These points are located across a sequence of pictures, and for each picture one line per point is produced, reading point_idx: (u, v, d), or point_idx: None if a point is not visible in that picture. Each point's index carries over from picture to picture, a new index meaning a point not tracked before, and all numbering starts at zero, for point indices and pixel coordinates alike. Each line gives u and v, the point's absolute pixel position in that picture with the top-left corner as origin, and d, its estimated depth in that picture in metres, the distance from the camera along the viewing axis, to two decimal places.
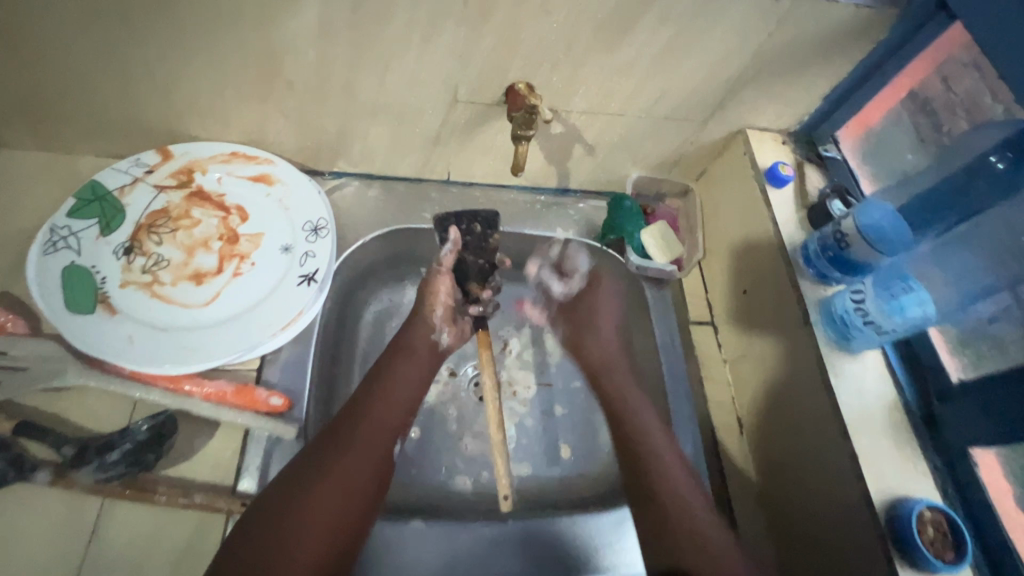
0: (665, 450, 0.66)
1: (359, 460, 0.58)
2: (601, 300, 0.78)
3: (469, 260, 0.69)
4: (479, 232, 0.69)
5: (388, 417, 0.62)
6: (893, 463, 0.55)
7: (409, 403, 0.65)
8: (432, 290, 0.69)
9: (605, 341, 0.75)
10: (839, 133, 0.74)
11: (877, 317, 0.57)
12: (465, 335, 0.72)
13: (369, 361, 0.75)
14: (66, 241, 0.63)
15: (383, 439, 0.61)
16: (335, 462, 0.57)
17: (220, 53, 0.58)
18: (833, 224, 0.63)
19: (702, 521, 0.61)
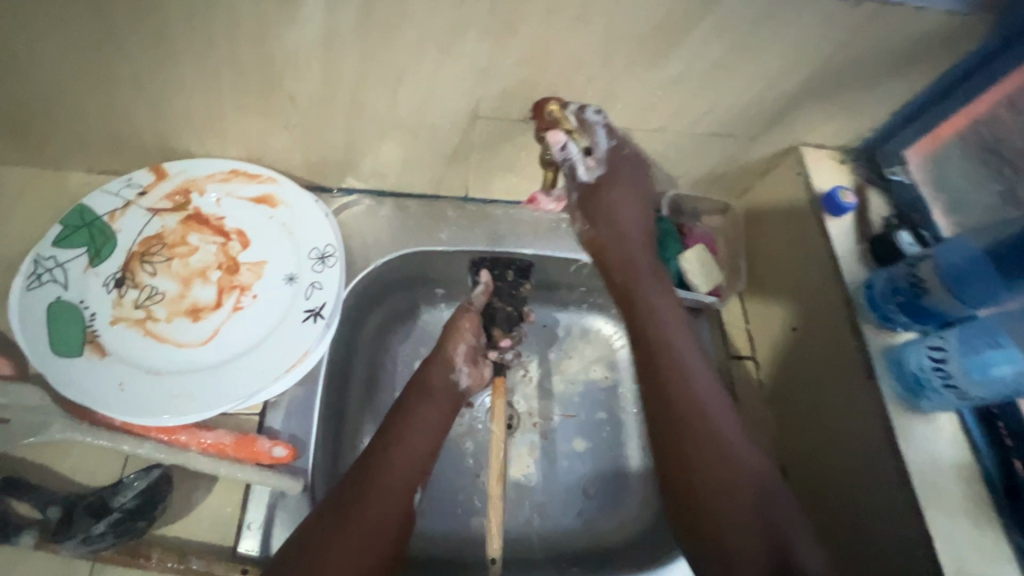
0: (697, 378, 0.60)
1: (383, 507, 0.55)
2: (622, 197, 0.67)
3: (498, 306, 0.71)
4: (511, 279, 0.72)
5: (410, 460, 0.59)
6: (971, 543, 0.49)
7: (432, 445, 0.61)
8: (457, 329, 0.66)
9: (625, 233, 0.68)
10: (908, 153, 0.66)
11: (958, 379, 0.51)
12: (484, 379, 0.68)
13: (379, 406, 0.72)
14: (52, 273, 0.58)
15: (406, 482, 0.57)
16: (358, 511, 0.53)
17: (214, 67, 0.52)
18: (905, 265, 0.56)
19: (735, 456, 0.56)
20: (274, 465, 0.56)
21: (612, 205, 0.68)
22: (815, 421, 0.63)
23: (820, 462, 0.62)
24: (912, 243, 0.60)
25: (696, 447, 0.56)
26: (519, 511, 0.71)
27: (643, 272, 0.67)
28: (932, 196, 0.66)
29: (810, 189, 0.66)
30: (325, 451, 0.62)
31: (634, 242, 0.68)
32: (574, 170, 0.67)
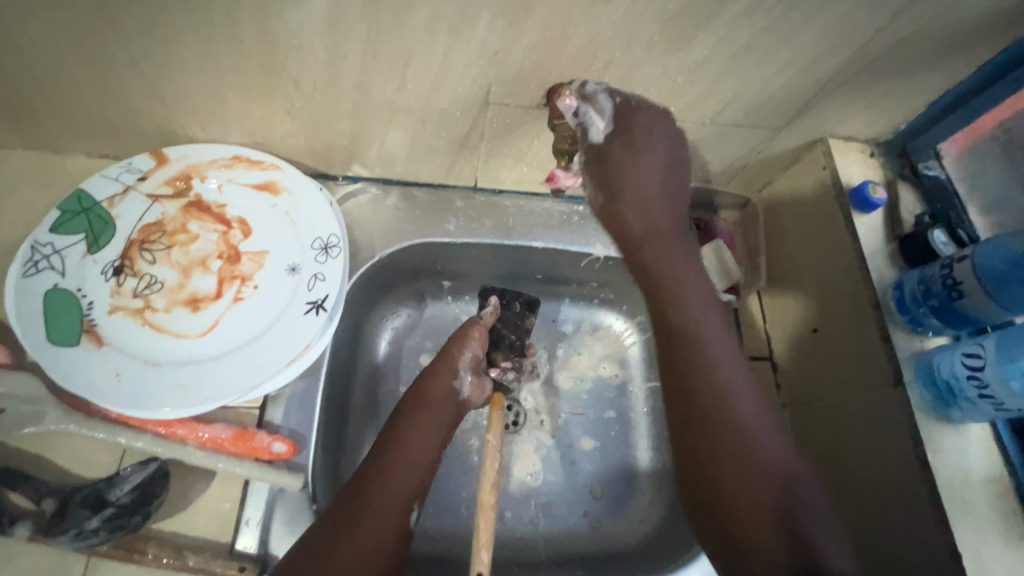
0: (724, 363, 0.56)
1: (376, 529, 0.50)
2: (642, 162, 0.59)
3: (504, 333, 0.67)
4: (517, 311, 0.68)
5: (406, 478, 0.55)
6: (1002, 561, 0.47)
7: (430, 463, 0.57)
8: (464, 338, 0.65)
9: (647, 200, 0.61)
10: (943, 146, 0.63)
11: (995, 390, 0.47)
12: (484, 394, 0.66)
13: (382, 408, 0.71)
14: (49, 260, 0.56)
15: (402, 502, 0.53)
16: (351, 534, 0.49)
17: (214, 48, 0.50)
18: (939, 265, 0.53)
19: (758, 447, 0.51)
20: (273, 461, 0.55)
21: (623, 173, 0.60)
22: (834, 426, 0.60)
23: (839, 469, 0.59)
24: (946, 242, 0.57)
25: (718, 434, 0.52)
26: (522, 510, 0.69)
27: (668, 238, 0.61)
28: (968, 193, 0.63)
29: (837, 184, 0.63)
30: (326, 445, 0.61)
31: (656, 210, 0.61)
32: (586, 132, 0.58)
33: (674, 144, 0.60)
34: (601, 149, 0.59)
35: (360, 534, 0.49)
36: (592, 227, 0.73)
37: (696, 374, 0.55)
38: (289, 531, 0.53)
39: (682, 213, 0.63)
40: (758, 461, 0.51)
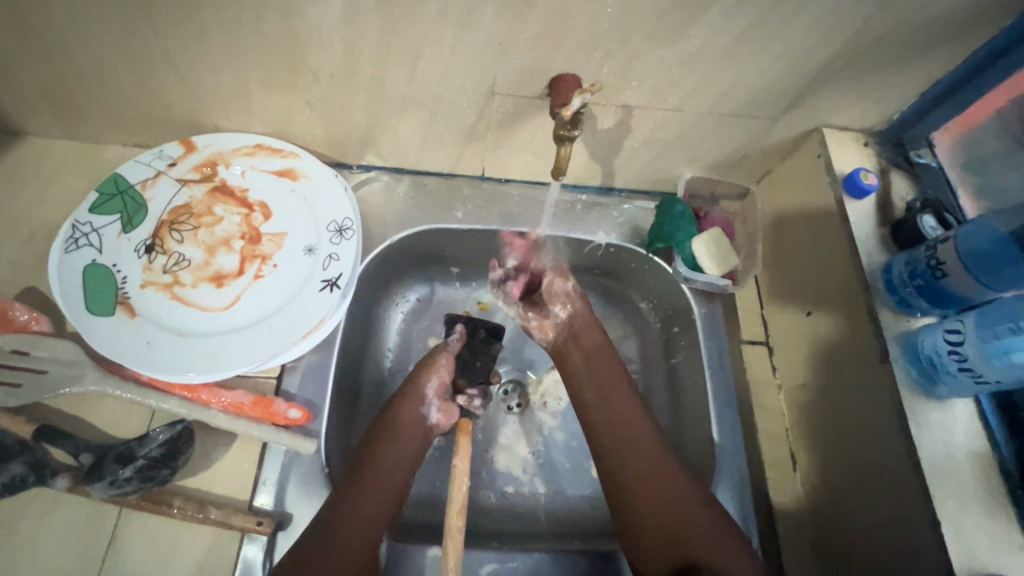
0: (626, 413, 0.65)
1: (350, 552, 0.53)
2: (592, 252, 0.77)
3: (468, 359, 0.71)
4: (482, 338, 0.73)
5: (378, 502, 0.57)
6: (981, 531, 0.49)
7: (397, 491, 0.59)
8: (432, 364, 0.68)
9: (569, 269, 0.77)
10: (936, 136, 0.65)
11: (975, 363, 0.49)
12: (453, 419, 0.67)
13: (391, 385, 0.74)
14: (88, 238, 0.61)
15: (372, 526, 0.55)
16: (327, 555, 0.52)
17: (240, 43, 0.54)
18: (925, 247, 0.56)
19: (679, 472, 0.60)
20: (289, 426, 0.59)
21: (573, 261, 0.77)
22: (826, 406, 0.62)
23: (830, 447, 0.61)
24: (936, 227, 0.59)
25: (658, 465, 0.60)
26: (525, 488, 0.72)
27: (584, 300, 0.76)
28: (959, 180, 0.65)
29: (830, 172, 0.65)
30: (339, 416, 0.65)
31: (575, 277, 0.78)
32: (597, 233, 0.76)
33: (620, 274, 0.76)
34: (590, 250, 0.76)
35: (335, 556, 0.52)
36: (594, 216, 0.76)
37: (623, 436, 0.63)
38: (304, 491, 0.57)
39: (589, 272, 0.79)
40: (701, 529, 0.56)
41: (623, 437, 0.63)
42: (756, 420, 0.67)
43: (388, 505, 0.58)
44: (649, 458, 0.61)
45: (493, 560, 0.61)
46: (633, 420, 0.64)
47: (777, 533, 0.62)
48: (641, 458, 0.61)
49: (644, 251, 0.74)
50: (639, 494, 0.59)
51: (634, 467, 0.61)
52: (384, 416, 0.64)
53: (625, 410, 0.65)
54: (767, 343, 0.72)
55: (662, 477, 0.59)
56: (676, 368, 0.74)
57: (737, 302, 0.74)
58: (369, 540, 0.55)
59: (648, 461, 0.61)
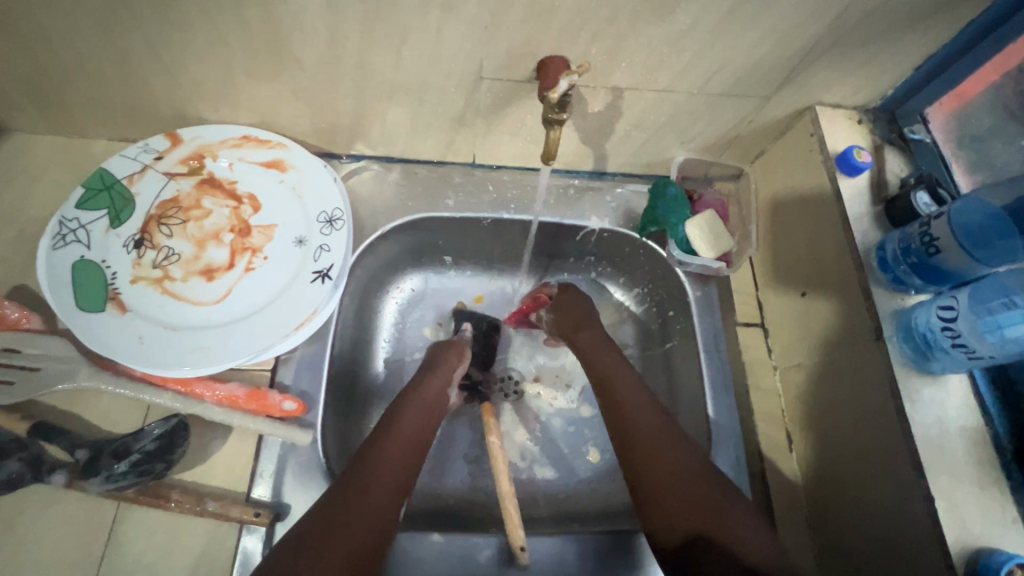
0: (626, 379, 0.62)
1: (364, 515, 0.49)
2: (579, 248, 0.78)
3: (473, 348, 0.75)
4: (484, 329, 0.76)
5: (395, 467, 0.53)
6: (975, 505, 0.49)
7: (412, 455, 0.56)
8: (460, 351, 0.69)
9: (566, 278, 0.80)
10: (930, 111, 0.65)
11: (968, 338, 0.49)
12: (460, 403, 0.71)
13: (391, 378, 0.74)
14: (75, 234, 0.60)
15: (387, 489, 0.52)
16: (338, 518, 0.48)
17: (220, 31, 0.53)
18: (919, 223, 0.56)
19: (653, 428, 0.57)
20: (285, 418, 0.59)
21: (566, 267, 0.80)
22: (821, 385, 0.62)
23: (825, 426, 0.61)
24: (929, 203, 0.59)
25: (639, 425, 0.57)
26: (525, 473, 0.72)
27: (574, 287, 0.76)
28: (953, 154, 0.65)
29: (824, 150, 0.64)
30: (336, 407, 0.65)
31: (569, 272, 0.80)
32: (591, 215, 0.75)
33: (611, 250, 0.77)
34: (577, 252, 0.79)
35: (349, 519, 0.48)
36: (588, 202, 0.76)
37: (620, 399, 0.60)
38: (301, 482, 0.57)
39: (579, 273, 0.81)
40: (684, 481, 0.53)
41: (620, 401, 0.60)
42: (752, 401, 0.67)
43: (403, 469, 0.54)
44: (648, 428, 0.57)
45: (492, 546, 0.60)
46: (631, 386, 0.61)
47: (774, 512, 0.62)
48: (640, 418, 0.58)
49: (637, 235, 0.74)
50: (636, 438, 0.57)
51: (629, 427, 0.57)
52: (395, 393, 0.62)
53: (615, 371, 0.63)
54: (762, 324, 0.72)
55: (664, 443, 0.55)
56: (672, 352, 0.74)
57: (732, 284, 0.74)
58: (385, 503, 0.51)
59: (646, 428, 0.57)
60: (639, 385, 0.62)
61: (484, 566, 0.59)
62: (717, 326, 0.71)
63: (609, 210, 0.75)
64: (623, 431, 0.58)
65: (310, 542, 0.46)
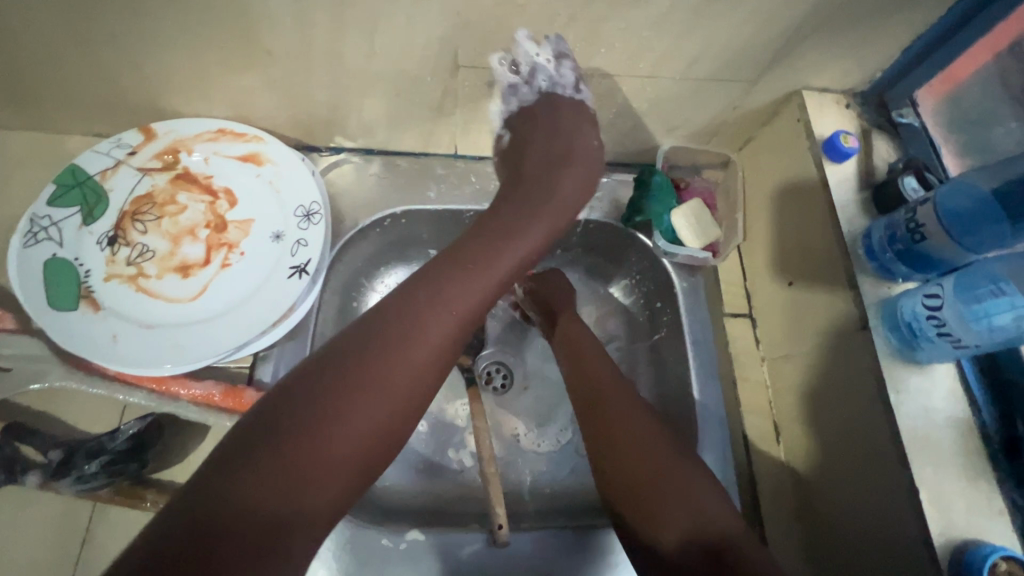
0: (620, 399, 0.58)
1: (360, 428, 0.43)
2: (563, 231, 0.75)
3: None
4: None
5: (406, 380, 0.46)
6: (962, 497, 0.48)
7: (428, 364, 0.48)
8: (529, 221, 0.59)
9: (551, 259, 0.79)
10: (919, 94, 0.63)
11: (954, 327, 0.48)
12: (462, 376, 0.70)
13: None
14: (47, 231, 0.59)
15: (393, 402, 0.45)
16: (333, 429, 0.42)
17: (186, 20, 0.51)
18: (905, 210, 0.55)
19: (625, 415, 0.57)
20: None
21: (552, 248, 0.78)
22: (807, 376, 0.62)
23: (811, 417, 0.61)
24: (916, 188, 0.58)
25: (612, 416, 0.57)
26: (514, 467, 0.70)
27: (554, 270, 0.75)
28: (944, 138, 0.64)
29: (811, 137, 0.63)
30: None
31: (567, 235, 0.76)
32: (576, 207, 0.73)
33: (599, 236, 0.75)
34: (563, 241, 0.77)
35: (343, 431, 0.43)
36: None
37: (609, 421, 0.57)
38: None
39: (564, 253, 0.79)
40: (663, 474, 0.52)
41: (609, 422, 0.57)
42: (738, 393, 0.67)
43: (414, 380, 0.47)
44: (648, 453, 0.54)
45: (475, 542, 0.60)
46: (623, 406, 0.57)
47: (760, 504, 0.62)
48: (616, 407, 0.57)
49: (623, 225, 0.73)
50: (611, 426, 0.56)
51: (609, 437, 0.56)
52: (419, 274, 0.52)
53: (592, 358, 0.63)
54: (750, 315, 0.71)
55: (669, 468, 0.53)
56: (658, 344, 0.73)
57: (719, 274, 0.73)
58: (388, 416, 0.45)
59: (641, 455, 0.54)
60: (614, 372, 0.62)
61: (466, 562, 0.59)
62: (704, 317, 0.70)
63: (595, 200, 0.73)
64: (597, 424, 0.57)
65: (297, 451, 0.40)
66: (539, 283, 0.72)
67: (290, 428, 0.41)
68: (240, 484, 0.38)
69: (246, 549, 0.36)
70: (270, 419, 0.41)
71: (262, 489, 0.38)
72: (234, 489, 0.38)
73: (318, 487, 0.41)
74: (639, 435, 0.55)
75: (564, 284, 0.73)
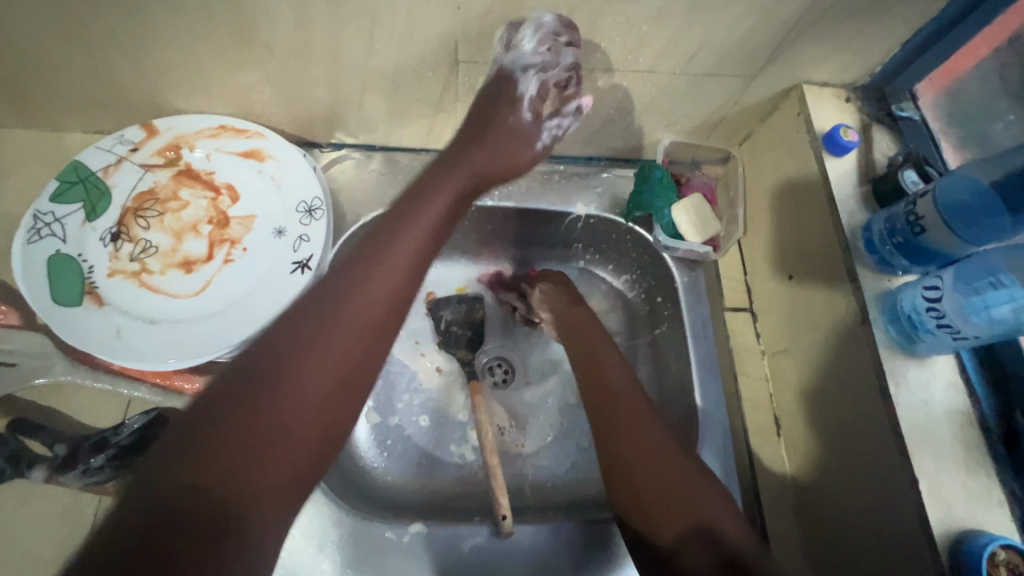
0: (626, 389, 0.59)
1: (300, 408, 0.43)
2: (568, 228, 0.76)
3: (457, 330, 0.74)
4: (466, 309, 0.75)
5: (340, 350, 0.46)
6: (961, 488, 0.49)
7: (362, 330, 0.47)
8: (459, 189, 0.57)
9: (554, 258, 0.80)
10: (920, 87, 0.63)
11: (953, 319, 0.49)
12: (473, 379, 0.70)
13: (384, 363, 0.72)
14: (50, 228, 0.59)
15: (330, 378, 0.45)
16: (273, 414, 0.42)
17: (185, 16, 0.51)
18: (905, 203, 0.55)
19: (632, 417, 0.57)
20: None
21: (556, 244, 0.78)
22: (807, 370, 0.62)
23: (811, 410, 0.61)
24: (917, 181, 0.58)
25: (621, 419, 0.57)
26: (514, 462, 0.70)
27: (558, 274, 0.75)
28: (942, 130, 0.64)
29: (810, 131, 0.63)
30: None
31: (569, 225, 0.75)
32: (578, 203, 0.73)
33: (604, 232, 0.75)
34: (565, 237, 0.77)
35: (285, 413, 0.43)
36: (572, 186, 0.74)
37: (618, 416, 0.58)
38: None
39: (567, 250, 0.79)
40: (668, 476, 0.53)
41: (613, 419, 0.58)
42: (739, 387, 0.67)
43: (349, 350, 0.46)
44: (651, 448, 0.55)
45: (477, 535, 0.60)
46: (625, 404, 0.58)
47: (761, 496, 0.62)
48: (625, 410, 0.58)
49: (623, 220, 0.73)
50: (619, 427, 0.57)
51: (617, 437, 0.56)
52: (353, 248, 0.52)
53: (603, 362, 0.63)
54: (751, 309, 0.71)
55: (671, 468, 0.53)
56: (659, 339, 0.73)
57: (719, 269, 0.73)
58: (328, 391, 0.45)
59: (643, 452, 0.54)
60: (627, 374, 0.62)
61: (467, 556, 0.59)
62: (704, 311, 0.70)
63: (596, 196, 0.73)
64: (607, 426, 0.57)
65: (230, 441, 0.40)
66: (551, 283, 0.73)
67: (228, 418, 0.41)
68: (185, 470, 0.38)
69: (197, 540, 0.36)
70: (208, 409, 0.42)
71: (205, 478, 0.38)
72: (178, 474, 0.38)
73: (265, 466, 0.40)
74: (647, 436, 0.56)
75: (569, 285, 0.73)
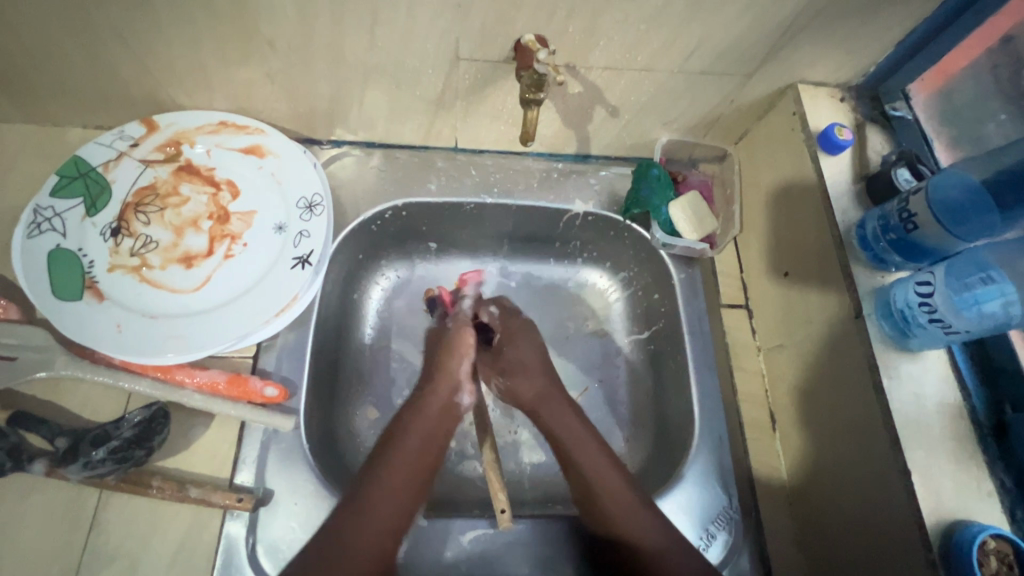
0: (587, 456, 0.59)
1: (369, 535, 0.51)
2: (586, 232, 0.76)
3: None
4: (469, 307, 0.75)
5: (399, 483, 0.55)
6: (953, 479, 0.50)
7: (422, 450, 0.58)
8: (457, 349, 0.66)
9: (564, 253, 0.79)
10: (912, 87, 0.65)
11: (944, 313, 0.50)
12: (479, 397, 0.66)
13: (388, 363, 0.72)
14: (50, 222, 0.59)
15: (400, 487, 0.54)
16: (346, 540, 0.50)
17: (187, 12, 0.52)
18: (898, 200, 0.56)
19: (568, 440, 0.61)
20: (266, 404, 0.59)
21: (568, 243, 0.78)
22: (803, 365, 0.63)
23: (806, 404, 0.62)
24: (909, 179, 0.59)
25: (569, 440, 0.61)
26: (512, 455, 0.71)
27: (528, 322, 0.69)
28: (935, 130, 0.65)
29: (806, 130, 0.64)
30: (322, 395, 0.65)
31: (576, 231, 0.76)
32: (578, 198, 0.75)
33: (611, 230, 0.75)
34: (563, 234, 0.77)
35: (355, 539, 0.50)
36: (572, 185, 0.75)
37: (594, 491, 0.57)
38: (284, 467, 0.57)
39: (569, 252, 0.79)
40: (614, 492, 0.56)
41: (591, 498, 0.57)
42: (735, 382, 0.68)
43: (418, 454, 0.57)
44: (626, 517, 0.55)
45: (476, 528, 0.61)
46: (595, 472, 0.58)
47: (756, 490, 0.63)
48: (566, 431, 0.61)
49: (621, 218, 0.73)
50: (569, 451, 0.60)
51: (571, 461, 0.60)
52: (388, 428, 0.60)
53: (542, 399, 0.63)
54: (747, 305, 0.72)
55: (614, 485, 0.57)
56: (656, 335, 0.74)
57: (715, 266, 0.74)
58: (397, 501, 0.54)
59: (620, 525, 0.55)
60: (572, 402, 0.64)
61: (467, 549, 0.60)
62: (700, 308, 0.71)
63: (592, 191, 0.75)
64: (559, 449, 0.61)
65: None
66: (513, 380, 0.65)
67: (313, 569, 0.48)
68: None
69: None
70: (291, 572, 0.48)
71: None
72: None
73: None
74: (591, 454, 0.59)
75: (535, 351, 0.67)
